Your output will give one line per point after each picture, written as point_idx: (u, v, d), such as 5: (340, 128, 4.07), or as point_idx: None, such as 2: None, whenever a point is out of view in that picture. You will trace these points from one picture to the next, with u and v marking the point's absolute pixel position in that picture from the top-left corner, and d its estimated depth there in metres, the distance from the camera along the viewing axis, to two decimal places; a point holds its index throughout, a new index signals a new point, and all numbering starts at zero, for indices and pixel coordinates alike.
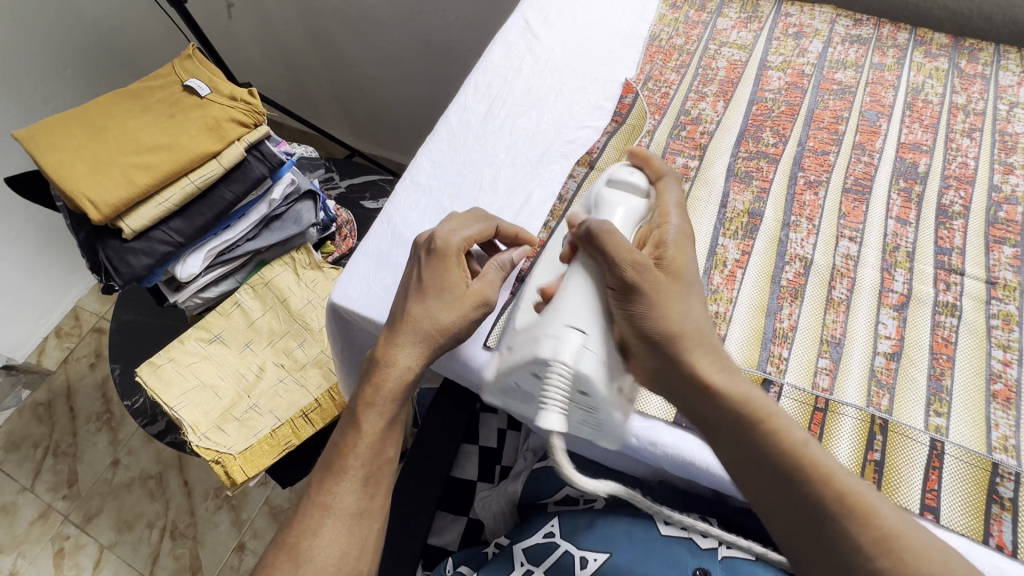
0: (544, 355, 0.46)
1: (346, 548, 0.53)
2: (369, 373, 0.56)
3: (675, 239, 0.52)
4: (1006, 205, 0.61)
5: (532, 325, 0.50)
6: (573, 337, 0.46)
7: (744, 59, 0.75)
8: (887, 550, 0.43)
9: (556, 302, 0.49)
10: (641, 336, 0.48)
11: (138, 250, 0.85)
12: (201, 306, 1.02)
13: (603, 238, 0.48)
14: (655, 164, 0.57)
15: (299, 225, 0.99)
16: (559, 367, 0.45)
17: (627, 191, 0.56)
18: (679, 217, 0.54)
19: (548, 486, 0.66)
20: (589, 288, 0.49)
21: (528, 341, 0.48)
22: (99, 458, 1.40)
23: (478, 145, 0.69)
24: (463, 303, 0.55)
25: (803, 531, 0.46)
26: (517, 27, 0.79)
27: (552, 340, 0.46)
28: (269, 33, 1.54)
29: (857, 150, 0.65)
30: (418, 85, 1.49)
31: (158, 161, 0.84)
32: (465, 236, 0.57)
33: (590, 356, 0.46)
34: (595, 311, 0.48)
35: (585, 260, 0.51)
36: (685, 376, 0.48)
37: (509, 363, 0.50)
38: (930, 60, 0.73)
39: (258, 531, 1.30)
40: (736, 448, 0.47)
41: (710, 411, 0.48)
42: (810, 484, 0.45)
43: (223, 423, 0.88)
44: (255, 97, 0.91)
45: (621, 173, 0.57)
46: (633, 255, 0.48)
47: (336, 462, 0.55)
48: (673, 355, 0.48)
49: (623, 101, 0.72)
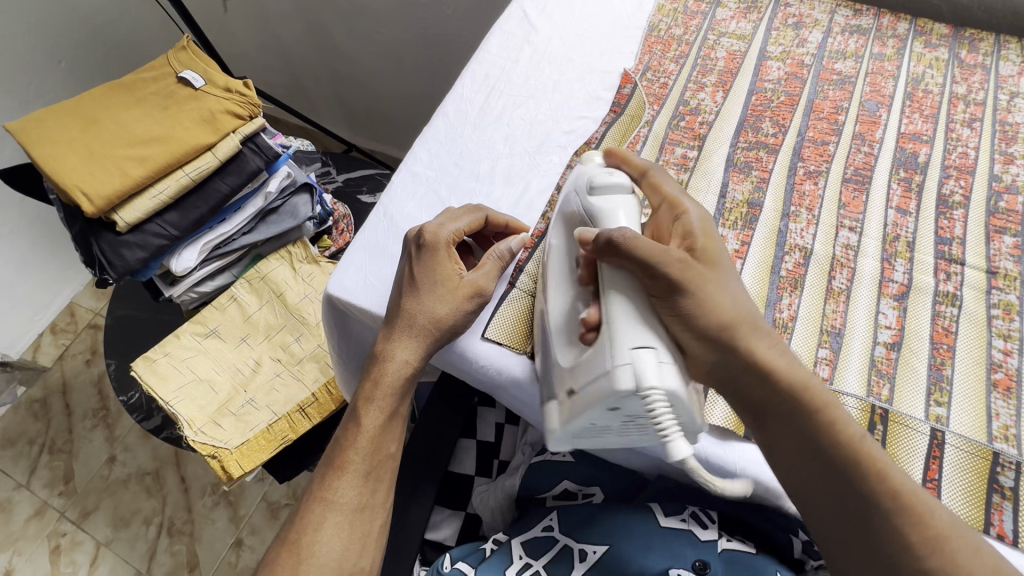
0: (627, 389, 0.43)
1: (350, 539, 0.52)
2: (368, 367, 0.56)
3: (701, 228, 0.51)
4: (1006, 195, 0.60)
5: (593, 358, 0.46)
6: (646, 357, 0.44)
7: (743, 50, 0.74)
8: (938, 549, 0.42)
9: (607, 330, 0.46)
10: (696, 333, 0.47)
11: (132, 243, 0.84)
12: (196, 301, 1.01)
13: (632, 243, 0.46)
14: (635, 162, 0.56)
15: (295, 219, 0.98)
16: (654, 394, 0.43)
17: (614, 192, 0.52)
18: (693, 203, 0.53)
19: (546, 481, 0.64)
20: (629, 298, 0.47)
21: (599, 380, 0.45)
22: (95, 455, 1.40)
23: (476, 136, 0.69)
24: (462, 294, 0.55)
25: (852, 527, 0.45)
26: (515, 18, 0.78)
27: (628, 370, 0.43)
28: (265, 26, 1.53)
29: (857, 140, 0.65)
30: (416, 79, 1.48)
31: (153, 154, 0.83)
32: (455, 228, 0.56)
33: (669, 368, 0.44)
34: (648, 320, 0.46)
35: (613, 275, 0.48)
36: (750, 363, 0.48)
37: (585, 407, 0.46)
38: (930, 50, 0.72)
39: (256, 527, 1.29)
40: (790, 436, 0.48)
41: (767, 398, 0.48)
42: (864, 481, 0.45)
43: (219, 418, 0.88)
44: (250, 89, 0.89)
45: (599, 173, 0.54)
46: (665, 254, 0.47)
47: (337, 458, 0.54)
48: (732, 346, 0.48)
49: (622, 91, 0.71)
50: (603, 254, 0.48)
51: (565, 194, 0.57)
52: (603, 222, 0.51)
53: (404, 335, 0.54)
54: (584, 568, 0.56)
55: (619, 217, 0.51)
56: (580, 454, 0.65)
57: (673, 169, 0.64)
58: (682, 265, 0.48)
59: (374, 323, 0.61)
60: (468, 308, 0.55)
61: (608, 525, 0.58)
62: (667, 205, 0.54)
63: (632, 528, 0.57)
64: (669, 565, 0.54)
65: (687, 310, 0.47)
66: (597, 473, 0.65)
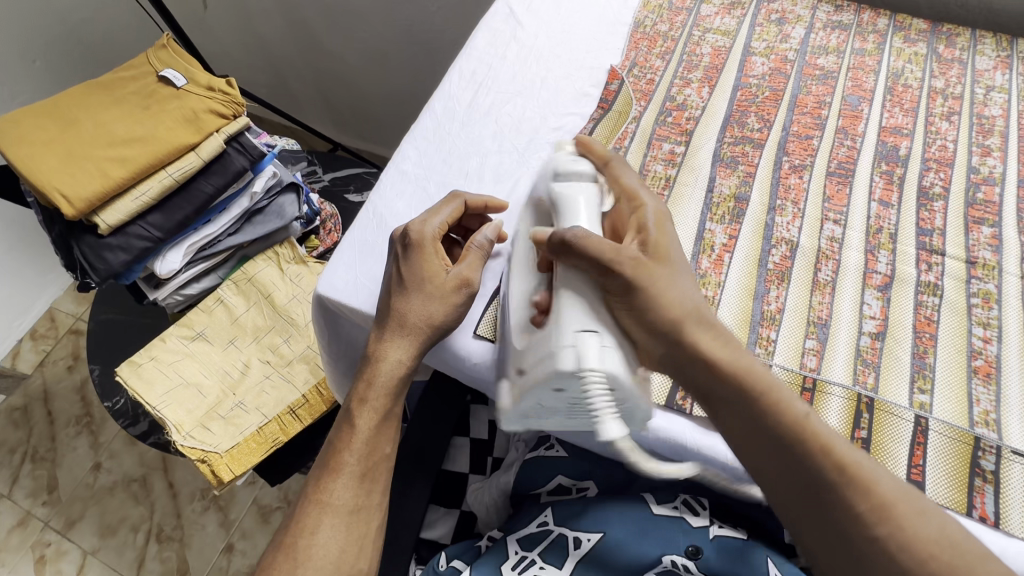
0: (569, 369, 0.45)
1: (347, 541, 0.52)
2: (361, 367, 0.56)
3: (654, 222, 0.53)
4: (984, 186, 0.62)
5: (539, 340, 0.48)
6: (590, 340, 0.46)
7: (727, 46, 0.75)
8: (885, 518, 0.43)
9: (555, 315, 0.48)
10: (646, 326, 0.49)
11: (114, 246, 0.83)
12: (182, 304, 0.99)
13: (584, 242, 0.48)
14: (599, 150, 0.57)
15: (282, 218, 0.97)
16: (593, 376, 0.45)
17: (577, 180, 0.54)
18: (650, 197, 0.55)
19: (540, 476, 0.65)
20: (579, 293, 0.48)
21: (543, 361, 0.47)
22: (79, 463, 1.37)
23: (464, 133, 0.68)
24: (451, 287, 0.55)
25: (805, 501, 0.46)
26: (501, 14, 0.78)
27: (571, 352, 0.45)
28: (246, 25, 1.50)
29: (840, 134, 0.66)
30: (401, 77, 1.47)
31: (133, 154, 0.81)
32: (439, 223, 0.56)
33: (612, 353, 0.46)
34: (597, 308, 0.48)
35: (564, 270, 0.49)
36: (694, 351, 0.49)
37: (529, 386, 0.48)
38: (909, 45, 0.74)
39: (247, 531, 1.28)
40: (738, 417, 0.48)
41: (714, 384, 0.49)
42: (810, 455, 0.45)
43: (207, 422, 0.87)
44: (234, 87, 0.88)
45: (565, 161, 0.55)
46: (617, 256, 0.48)
47: (331, 459, 0.54)
48: (682, 335, 0.49)
49: (609, 88, 0.72)
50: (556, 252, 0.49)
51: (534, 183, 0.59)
52: (564, 211, 0.53)
53: (395, 333, 0.54)
54: (578, 556, 0.56)
55: (578, 205, 0.53)
56: (573, 449, 0.66)
57: (661, 165, 0.65)
58: (636, 264, 0.49)
59: (365, 323, 0.61)
60: (456, 301, 0.55)
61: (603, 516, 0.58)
62: (625, 196, 0.55)
63: (626, 518, 0.58)
64: (663, 551, 0.55)
65: (642, 304, 0.48)
66: (590, 466, 0.65)
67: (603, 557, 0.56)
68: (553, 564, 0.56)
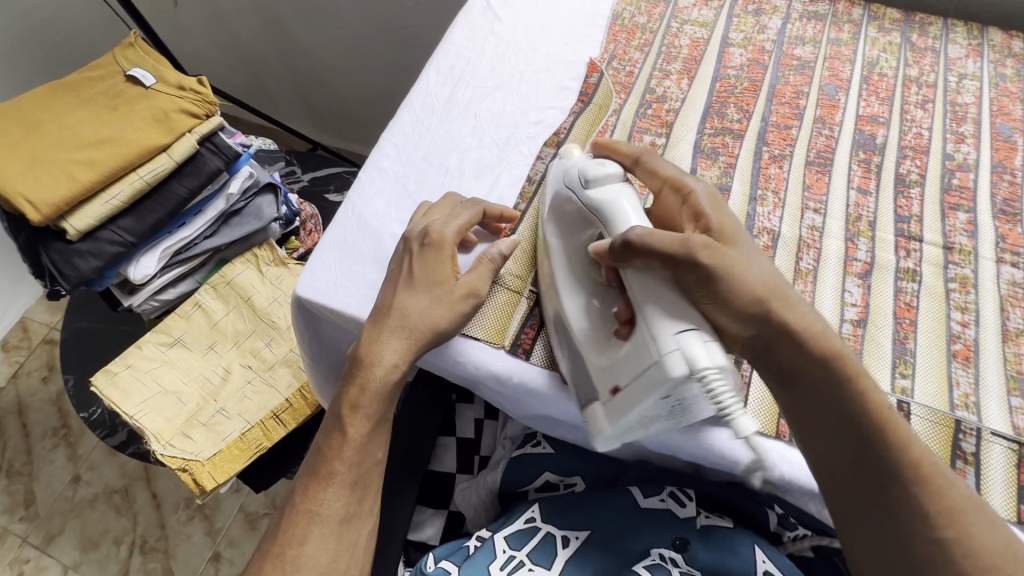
0: (682, 374, 0.42)
1: (338, 548, 0.51)
2: (353, 372, 0.53)
3: (710, 206, 0.50)
4: (958, 172, 0.63)
5: (635, 351, 0.45)
6: (692, 340, 0.43)
7: (705, 37, 0.75)
8: (953, 521, 0.44)
9: (642, 323, 0.45)
10: (734, 312, 0.46)
11: (85, 252, 0.80)
12: (158, 310, 0.97)
13: (653, 242, 0.45)
14: (625, 149, 0.56)
15: (260, 220, 0.95)
16: (709, 374, 0.42)
17: (609, 183, 0.51)
18: (698, 180, 0.52)
19: (526, 475, 0.65)
20: (661, 299, 0.45)
21: (647, 373, 0.43)
22: (58, 476, 1.33)
23: (443, 129, 0.67)
24: (458, 295, 0.53)
25: (870, 495, 0.47)
26: (478, 8, 0.77)
27: (678, 357, 0.42)
28: (219, 22, 1.47)
29: (818, 124, 0.66)
30: (380, 75, 1.45)
31: (102, 157, 0.78)
32: (459, 225, 0.56)
33: (715, 347, 0.43)
34: (684, 305, 0.45)
35: (631, 273, 0.46)
36: (786, 333, 0.47)
37: (637, 401, 0.45)
38: (884, 35, 0.75)
39: (234, 539, 1.26)
40: (817, 404, 0.48)
41: (800, 367, 0.48)
42: (891, 450, 0.46)
43: (188, 429, 0.84)
44: (205, 86, 0.86)
45: (592, 164, 0.52)
46: (686, 248, 0.45)
47: (322, 468, 0.53)
48: (769, 318, 0.47)
49: (589, 80, 0.71)
50: (624, 258, 0.46)
51: (554, 187, 0.56)
52: (610, 216, 0.49)
53: (393, 336, 0.52)
54: (566, 554, 0.56)
55: (623, 209, 0.49)
56: (560, 445, 0.66)
57: None
58: (712, 250, 0.45)
59: (346, 324, 0.59)
60: (463, 308, 0.53)
61: (592, 513, 0.58)
62: (670, 187, 0.53)
63: (614, 513, 0.58)
64: (650, 545, 0.56)
65: (724, 291, 0.45)
66: (578, 463, 0.65)
67: (594, 554, 0.56)
68: (542, 564, 0.56)
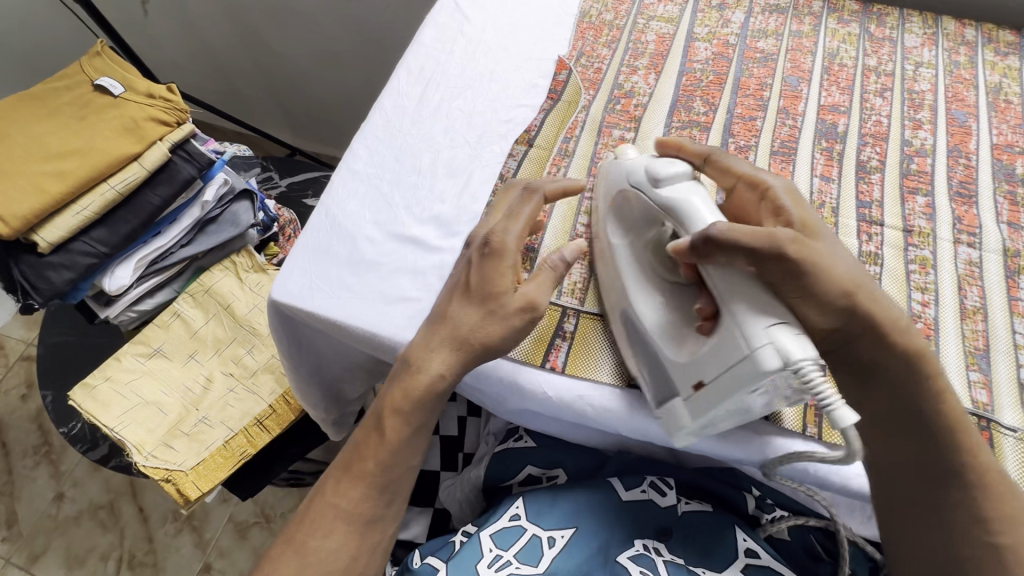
0: (776, 367, 0.40)
1: (359, 548, 0.53)
2: (400, 377, 0.53)
3: (790, 201, 0.50)
4: (916, 157, 0.65)
5: (717, 346, 0.44)
6: (783, 334, 0.41)
7: (671, 32, 0.76)
8: (1012, 528, 0.47)
9: (726, 319, 0.44)
10: (822, 306, 0.46)
11: (57, 264, 0.79)
12: (136, 321, 0.95)
13: (736, 241, 0.43)
14: (694, 149, 0.56)
15: (237, 227, 0.95)
16: (806, 366, 0.40)
17: (679, 182, 0.50)
18: (774, 176, 0.52)
19: (510, 469, 0.66)
20: (747, 295, 0.43)
21: (735, 368, 0.42)
22: (40, 495, 1.31)
23: (415, 130, 0.68)
24: (513, 309, 0.52)
25: (927, 496, 0.50)
26: (447, 9, 0.77)
27: (770, 350, 0.40)
28: (190, 29, 1.45)
29: (782, 114, 0.68)
30: (357, 78, 1.45)
31: (72, 169, 0.78)
32: (519, 232, 0.55)
33: (807, 340, 0.41)
34: (770, 297, 0.43)
35: (712, 270, 0.45)
36: (873, 330, 0.47)
37: (720, 396, 0.44)
38: (843, 26, 0.77)
39: (224, 550, 1.24)
40: (891, 396, 0.50)
41: (880, 366, 0.49)
42: (955, 453, 0.48)
43: (171, 439, 0.84)
44: (175, 94, 0.85)
45: (658, 163, 0.51)
46: (772, 242, 0.44)
47: (354, 465, 0.54)
48: (855, 311, 0.47)
49: (558, 78, 0.72)
50: (706, 256, 0.45)
51: (617, 184, 0.55)
52: (682, 214, 0.48)
53: (445, 345, 0.52)
54: (552, 554, 0.56)
55: (694, 205, 0.48)
56: (542, 438, 0.67)
57: (612, 152, 0.66)
58: (799, 244, 0.45)
59: (321, 327, 0.59)
60: (517, 322, 0.52)
61: (584, 503, 0.59)
62: (745, 182, 0.53)
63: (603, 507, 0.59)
64: (634, 535, 0.58)
65: (816, 286, 0.45)
66: (560, 455, 0.66)
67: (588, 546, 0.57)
68: (529, 563, 0.55)
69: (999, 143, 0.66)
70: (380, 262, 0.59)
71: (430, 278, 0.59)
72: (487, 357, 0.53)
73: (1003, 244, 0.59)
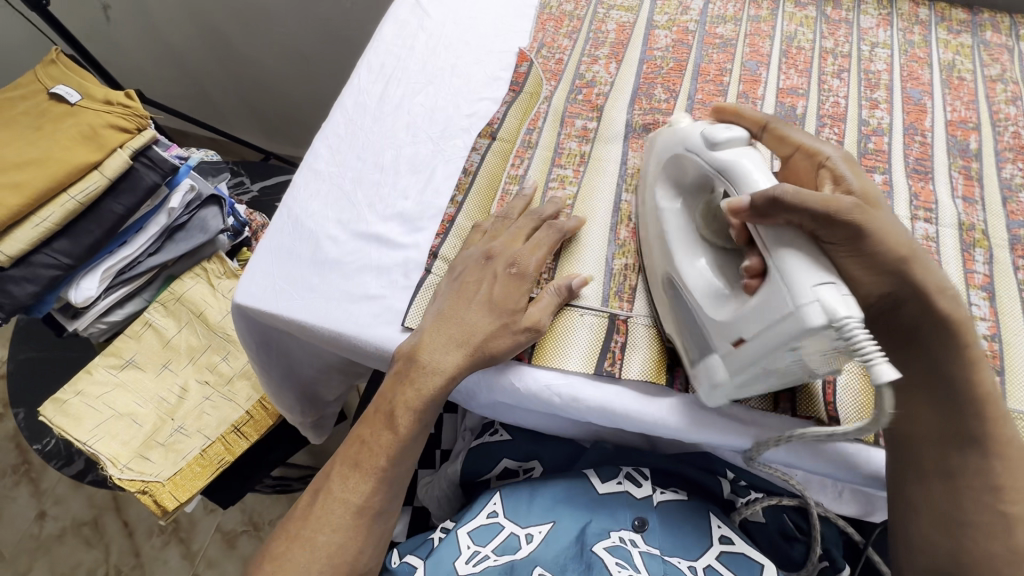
0: (820, 325, 0.39)
1: (364, 541, 0.53)
2: (406, 373, 0.53)
3: (848, 168, 0.49)
4: (874, 137, 0.66)
5: (762, 303, 0.43)
6: (831, 292, 0.39)
7: (631, 21, 0.76)
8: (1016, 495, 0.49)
9: (774, 275, 0.42)
10: (869, 267, 0.45)
11: (18, 278, 0.77)
12: (106, 333, 0.94)
13: (798, 199, 0.42)
14: (752, 115, 0.55)
15: (206, 233, 0.94)
16: (851, 323, 0.38)
17: (736, 146, 0.48)
18: (831, 145, 0.51)
19: (486, 464, 0.66)
20: (800, 251, 0.42)
21: (779, 325, 0.41)
22: (20, 515, 1.29)
23: (376, 127, 0.67)
24: (522, 327, 0.52)
25: (951, 463, 0.50)
26: (406, 5, 0.77)
27: (816, 308, 0.39)
28: (152, 34, 1.42)
29: (742, 98, 0.69)
30: (327, 77, 1.44)
31: (30, 179, 0.76)
32: (541, 257, 0.56)
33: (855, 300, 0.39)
34: (821, 259, 0.41)
35: (764, 231, 0.44)
36: (923, 296, 0.47)
37: (758, 354, 0.44)
38: (800, 9, 0.77)
39: (212, 560, 1.23)
40: (922, 364, 0.50)
41: (923, 331, 0.49)
42: (980, 423, 0.49)
43: (147, 451, 0.83)
44: (134, 100, 0.84)
45: (715, 127, 0.49)
46: (834, 204, 0.42)
47: (363, 460, 0.53)
48: (906, 276, 0.46)
49: (519, 70, 0.72)
50: (765, 215, 0.43)
51: (671, 149, 0.54)
52: (737, 179, 0.46)
53: (443, 346, 0.52)
54: (530, 549, 0.55)
55: (746, 167, 0.46)
56: (516, 431, 0.68)
57: (575, 141, 0.66)
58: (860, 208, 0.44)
59: (287, 330, 0.59)
60: (526, 341, 0.52)
61: (566, 493, 0.59)
62: (801, 152, 0.52)
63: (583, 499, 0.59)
64: (610, 528, 0.56)
65: (868, 251, 0.44)
66: (536, 447, 0.66)
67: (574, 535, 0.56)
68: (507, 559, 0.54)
69: (953, 120, 0.67)
70: (344, 260, 0.59)
71: (395, 275, 0.58)
72: (474, 356, 0.52)
73: (959, 218, 0.60)
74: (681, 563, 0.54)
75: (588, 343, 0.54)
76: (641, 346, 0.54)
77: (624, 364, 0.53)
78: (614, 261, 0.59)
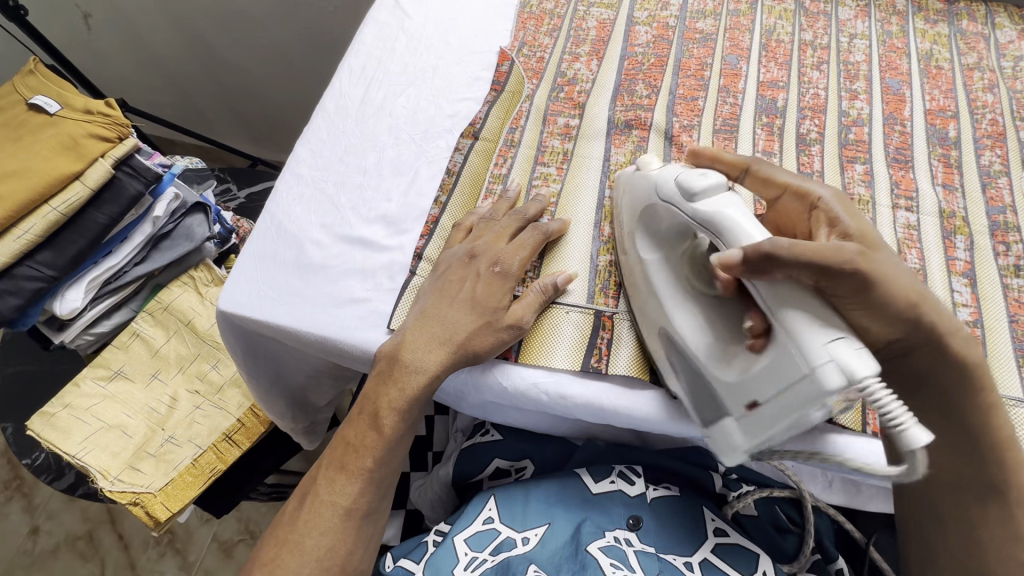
0: (840, 386, 0.37)
1: (354, 542, 0.52)
2: (389, 373, 0.52)
3: (843, 211, 0.47)
4: (854, 127, 0.66)
5: (774, 366, 0.41)
6: (843, 348, 0.38)
7: (612, 18, 0.77)
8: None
9: (781, 334, 0.40)
10: (882, 317, 0.44)
11: (2, 291, 0.77)
12: (94, 345, 0.93)
13: (795, 252, 0.40)
14: (730, 159, 0.54)
15: (192, 241, 0.93)
16: (870, 382, 0.37)
17: (714, 194, 0.46)
18: (822, 185, 0.49)
19: (476, 465, 0.66)
20: (805, 306, 0.40)
21: (795, 387, 0.39)
22: (14, 531, 1.28)
23: (358, 130, 0.67)
24: (506, 324, 0.52)
25: (964, 504, 0.51)
26: (387, 7, 0.77)
27: (832, 368, 0.37)
28: (134, 41, 1.41)
29: (722, 92, 0.69)
30: (312, 81, 1.44)
31: (9, 191, 0.75)
32: (524, 257, 0.56)
33: (868, 353, 0.38)
34: (827, 312, 0.40)
35: (763, 288, 0.42)
36: (935, 340, 0.46)
37: (778, 420, 0.41)
38: (779, 2, 0.78)
39: (210, 570, 1.22)
40: (937, 411, 0.49)
41: (935, 377, 0.48)
42: (995, 467, 0.49)
43: (137, 462, 0.82)
44: (115, 108, 0.83)
45: (690, 176, 0.47)
46: (835, 254, 0.41)
47: (349, 461, 0.53)
48: (919, 323, 0.45)
49: (500, 69, 0.72)
50: (761, 271, 0.41)
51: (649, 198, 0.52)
52: (722, 233, 0.44)
53: (427, 347, 0.52)
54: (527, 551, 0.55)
55: (729, 218, 0.44)
56: (507, 431, 0.68)
57: (558, 139, 0.66)
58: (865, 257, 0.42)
59: (272, 336, 0.58)
60: (509, 337, 0.52)
61: (558, 493, 0.59)
62: (789, 194, 0.51)
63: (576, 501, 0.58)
64: (606, 527, 0.56)
65: (878, 302, 0.43)
66: (527, 446, 0.66)
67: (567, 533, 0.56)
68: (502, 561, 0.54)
69: (932, 109, 0.68)
70: (329, 264, 0.59)
71: (379, 277, 0.58)
72: (456, 355, 0.52)
73: (939, 207, 0.61)
74: (678, 560, 0.55)
75: (573, 340, 0.54)
76: (626, 341, 0.55)
77: (610, 360, 0.53)
78: (599, 258, 0.59)
